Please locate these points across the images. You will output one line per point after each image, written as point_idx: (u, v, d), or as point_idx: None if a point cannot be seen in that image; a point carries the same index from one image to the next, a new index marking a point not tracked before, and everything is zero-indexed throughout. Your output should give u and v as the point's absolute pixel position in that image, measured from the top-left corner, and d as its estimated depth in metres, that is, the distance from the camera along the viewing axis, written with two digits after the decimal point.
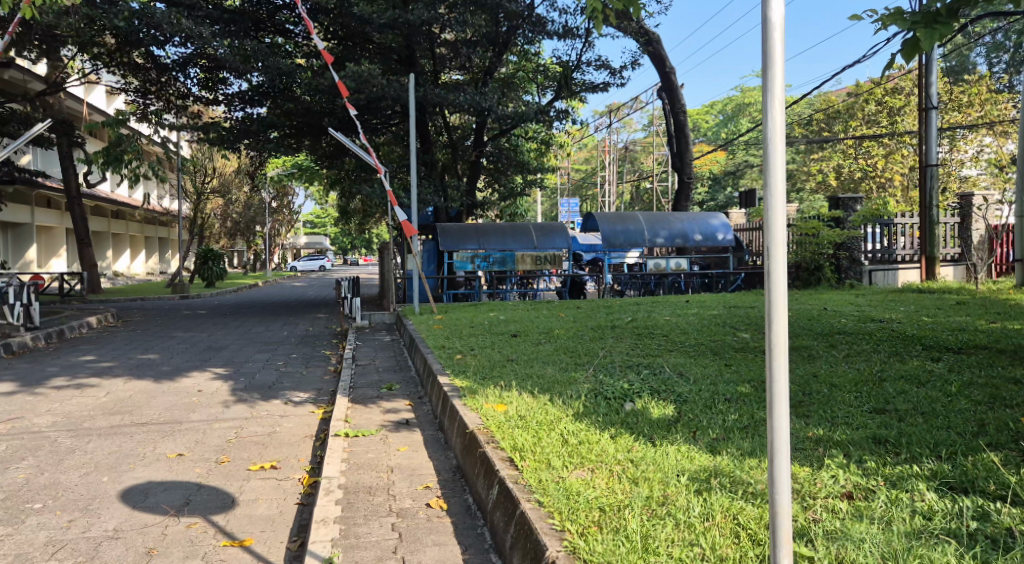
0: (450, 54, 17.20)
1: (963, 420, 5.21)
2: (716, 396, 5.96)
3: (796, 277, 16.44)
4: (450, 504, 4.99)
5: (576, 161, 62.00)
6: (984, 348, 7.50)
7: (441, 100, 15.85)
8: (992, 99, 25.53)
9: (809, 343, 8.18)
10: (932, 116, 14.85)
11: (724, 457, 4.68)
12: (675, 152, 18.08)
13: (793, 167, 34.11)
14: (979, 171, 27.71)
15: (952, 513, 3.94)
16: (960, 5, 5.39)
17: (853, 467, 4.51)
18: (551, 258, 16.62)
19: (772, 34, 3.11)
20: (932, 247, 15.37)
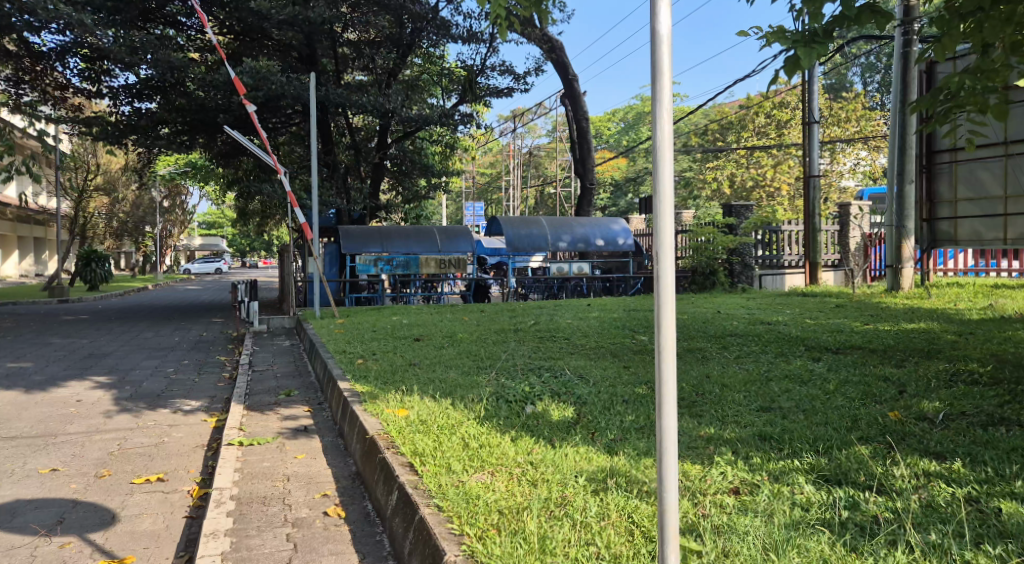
0: (353, 55, 17.04)
1: (840, 416, 5.54)
2: (614, 397, 6.15)
3: (693, 281, 16.93)
4: (349, 512, 5.00)
5: (480, 165, 62.43)
6: (860, 348, 7.96)
7: (343, 100, 15.73)
8: (867, 116, 27.22)
9: (703, 345, 8.51)
10: (814, 129, 15.58)
11: (620, 458, 4.84)
12: (577, 158, 18.41)
13: (688, 175, 35.36)
14: (858, 181, 29.47)
15: (827, 504, 4.20)
16: (834, 27, 5.70)
17: (741, 464, 4.74)
18: (456, 262, 16.67)
19: (660, 47, 3.26)
20: (815, 253, 16.12)
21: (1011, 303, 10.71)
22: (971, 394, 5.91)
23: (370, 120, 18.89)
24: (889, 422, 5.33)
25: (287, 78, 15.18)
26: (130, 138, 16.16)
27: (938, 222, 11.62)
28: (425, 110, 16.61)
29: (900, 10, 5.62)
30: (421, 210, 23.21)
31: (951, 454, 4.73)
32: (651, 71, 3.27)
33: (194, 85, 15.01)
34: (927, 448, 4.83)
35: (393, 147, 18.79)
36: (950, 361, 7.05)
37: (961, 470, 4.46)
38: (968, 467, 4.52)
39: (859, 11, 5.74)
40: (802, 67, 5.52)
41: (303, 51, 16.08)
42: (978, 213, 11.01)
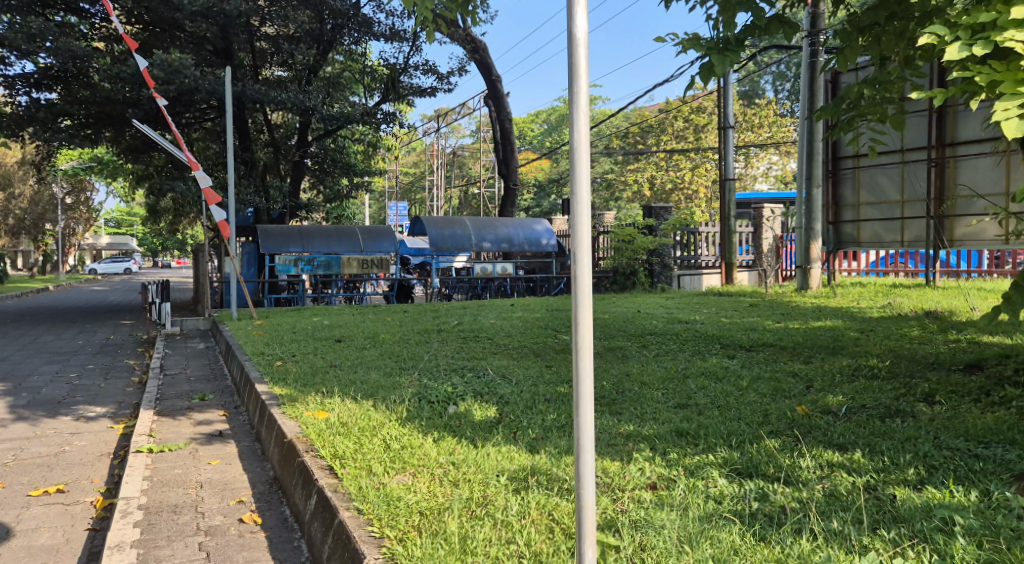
0: (271, 50, 16.74)
1: (751, 411, 5.71)
2: (536, 396, 6.21)
3: (614, 281, 17.19)
4: (266, 518, 4.93)
5: (403, 165, 62.10)
6: (771, 345, 8.22)
7: (261, 96, 15.46)
8: (778, 122, 28.31)
9: (623, 344, 8.63)
10: (728, 134, 15.99)
11: (542, 456, 4.89)
12: (500, 158, 18.41)
13: (609, 177, 36.00)
14: (769, 185, 30.55)
15: (740, 496, 4.33)
16: (745, 36, 5.85)
17: (658, 459, 4.84)
18: (379, 262, 16.55)
19: (576, 47, 3.25)
20: (731, 254, 16.53)
21: (910, 301, 11.18)
22: (871, 388, 6.19)
23: (290, 118, 18.59)
24: (797, 416, 5.53)
25: (200, 72, 14.82)
26: (30, 130, 15.51)
27: (843, 226, 12.28)
28: (346, 109, 16.45)
29: (805, 22, 5.85)
30: (342, 209, 22.93)
31: (852, 445, 4.94)
32: (568, 71, 3.26)
33: (99, 76, 14.51)
34: (831, 440, 5.02)
35: (313, 145, 18.51)
36: (854, 357, 7.36)
37: (862, 460, 4.65)
38: (868, 457, 4.72)
39: (768, 21, 5.93)
40: (716, 73, 5.63)
41: (218, 45, 15.73)
42: (879, 217, 11.73)
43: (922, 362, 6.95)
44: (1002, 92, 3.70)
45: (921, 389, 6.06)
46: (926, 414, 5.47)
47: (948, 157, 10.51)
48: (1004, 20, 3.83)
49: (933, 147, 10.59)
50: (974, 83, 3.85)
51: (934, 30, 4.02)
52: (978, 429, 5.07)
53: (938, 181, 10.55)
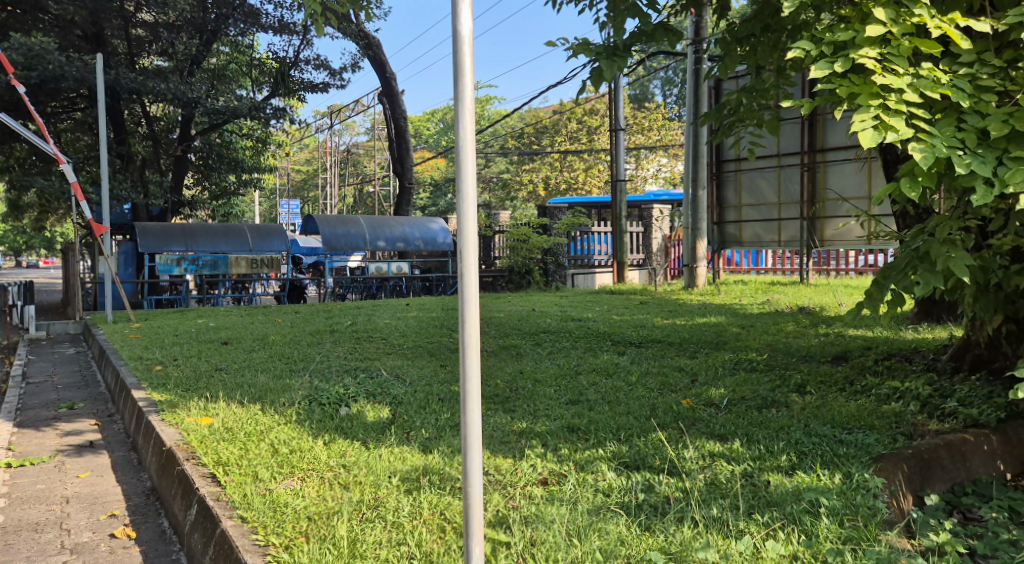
0: (149, 37, 16.10)
1: (639, 405, 5.87)
2: (430, 396, 6.20)
3: (509, 280, 17.26)
4: (141, 532, 4.77)
5: (295, 162, 60.84)
6: (660, 341, 8.46)
7: (138, 86, 14.86)
8: (667, 126, 29.30)
9: (517, 343, 8.69)
10: (619, 136, 16.34)
11: (434, 456, 4.88)
12: (394, 156, 18.24)
13: (505, 177, 36.30)
14: (659, 186, 31.47)
15: (626, 488, 4.45)
16: (631, 41, 5.95)
17: (550, 455, 4.91)
18: (268, 262, 16.16)
19: (460, 45, 3.07)
20: (621, 253, 16.91)
21: (786, 298, 11.69)
22: (751, 380, 6.46)
23: (172, 111, 18.03)
24: (682, 410, 5.72)
25: (67, 58, 14.15)
26: None
27: (727, 226, 14.07)
28: (233, 102, 16.22)
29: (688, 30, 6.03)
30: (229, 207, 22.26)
31: (733, 435, 5.15)
32: (452, 74, 3.08)
33: None
34: (713, 432, 5.22)
35: (197, 139, 17.85)
36: (734, 351, 7.65)
37: (740, 449, 4.85)
38: (746, 446, 4.93)
39: (654, 28, 6.09)
40: (606, 78, 5.63)
41: (88, 30, 14.97)
42: (758, 218, 13.63)
43: (795, 355, 7.31)
44: (860, 103, 3.91)
45: (794, 380, 6.36)
46: (798, 403, 5.75)
47: (818, 163, 12.69)
48: (862, 38, 4.05)
49: (806, 153, 12.73)
50: (837, 93, 4.05)
51: (802, 45, 4.19)
52: (844, 415, 5.37)
53: (812, 183, 12.70)
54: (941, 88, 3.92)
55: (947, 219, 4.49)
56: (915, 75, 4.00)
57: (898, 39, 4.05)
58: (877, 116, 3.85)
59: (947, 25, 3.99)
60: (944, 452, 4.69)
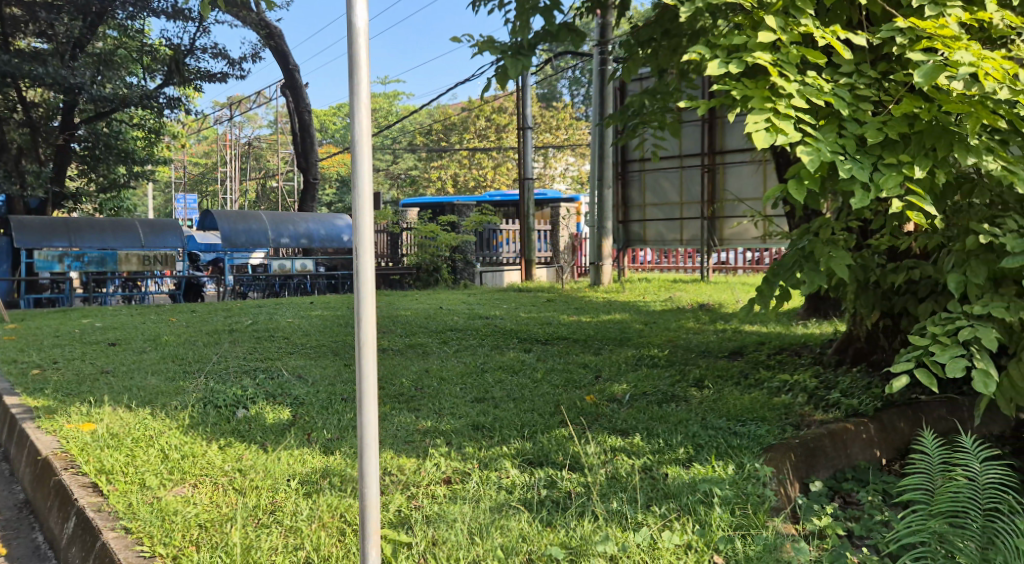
0: (27, 19, 15.29)
1: (544, 402, 5.93)
2: (332, 396, 6.12)
3: (416, 278, 17.16)
4: (14, 548, 4.53)
5: (194, 155, 59.07)
6: (564, 338, 8.56)
7: (14, 71, 14.50)
8: (574, 125, 29.73)
9: (424, 340, 8.65)
10: (527, 134, 16.36)
11: (335, 457, 4.82)
12: (298, 151, 17.88)
13: (413, 173, 36.17)
14: (567, 185, 31.88)
15: (529, 485, 4.48)
16: (536, 41, 5.95)
17: (454, 454, 4.90)
18: (163, 259, 15.66)
19: (357, 40, 2.88)
20: (530, 251, 16.99)
21: (687, 295, 12.00)
22: (651, 375, 6.61)
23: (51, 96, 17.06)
24: (586, 405, 5.79)
25: None
26: None
27: (632, 225, 14.47)
28: (120, 91, 15.90)
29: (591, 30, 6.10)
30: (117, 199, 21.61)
31: (633, 430, 5.25)
32: (347, 63, 2.87)
33: None
34: (614, 427, 5.31)
35: (81, 128, 17.17)
36: (637, 347, 7.80)
37: (640, 443, 4.96)
38: (646, 440, 5.04)
39: (558, 28, 6.14)
40: (510, 77, 5.60)
41: None
42: (662, 217, 14.09)
43: (695, 350, 7.51)
44: (752, 106, 4.02)
45: (693, 374, 6.54)
46: (696, 398, 5.91)
47: (717, 164, 13.21)
48: (754, 43, 4.18)
49: (706, 156, 13.22)
50: (730, 97, 4.18)
51: (697, 49, 4.30)
52: (738, 408, 5.54)
53: (712, 184, 13.21)
54: (824, 95, 4.09)
55: (830, 221, 4.70)
56: (801, 83, 4.15)
57: (787, 46, 4.21)
58: (769, 119, 3.96)
59: (832, 36, 4.17)
60: (827, 440, 4.89)
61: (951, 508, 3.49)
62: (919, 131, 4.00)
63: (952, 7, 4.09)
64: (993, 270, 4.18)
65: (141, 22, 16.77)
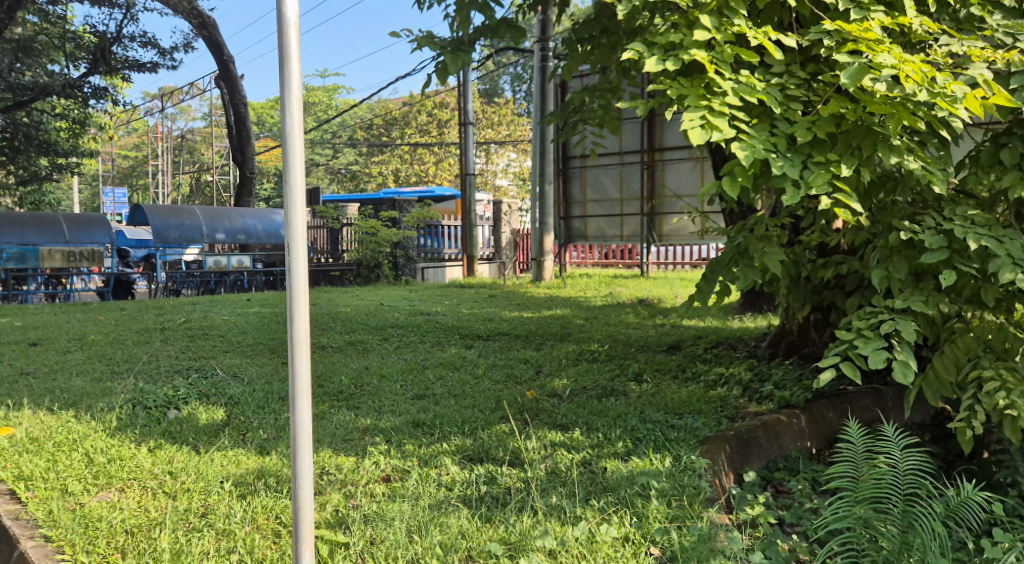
0: None
1: (485, 398, 5.93)
2: (269, 396, 6.02)
3: (357, 273, 17.00)
4: None
5: (124, 148, 57.57)
6: (506, 334, 8.57)
7: None
8: (516, 121, 29.77)
9: (365, 337, 8.58)
10: (468, 130, 16.31)
11: (271, 458, 4.74)
12: (234, 145, 17.07)
13: (354, 168, 35.82)
14: (510, 181, 31.91)
15: (469, 481, 4.46)
16: (476, 37, 5.92)
17: (393, 452, 4.86)
18: (89, 255, 15.18)
19: (287, 34, 2.83)
20: (472, 247, 16.97)
21: (627, 290, 12.13)
22: (591, 370, 6.67)
23: None
24: (527, 401, 5.81)
25: None
26: None
27: (573, 220, 14.58)
28: (42, 79, 15.42)
29: (530, 26, 6.11)
30: (41, 193, 20.92)
31: (573, 424, 5.28)
32: (278, 55, 2.84)
33: None
34: (555, 421, 5.34)
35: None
36: (578, 342, 7.86)
37: (579, 438, 4.99)
38: (585, 435, 5.07)
39: (498, 24, 6.13)
40: (450, 73, 5.56)
41: None
42: (603, 213, 14.24)
43: (634, 344, 7.60)
44: (687, 104, 4.06)
45: (632, 368, 6.62)
46: (635, 391, 5.98)
47: (657, 161, 13.36)
48: (689, 41, 4.22)
49: (645, 152, 13.37)
50: (665, 95, 4.22)
51: (635, 46, 4.33)
52: (675, 402, 5.61)
53: (651, 181, 13.39)
54: (757, 93, 4.16)
55: (763, 217, 4.79)
56: (735, 82, 4.22)
57: (721, 45, 4.26)
58: (704, 117, 4.00)
59: (764, 35, 4.23)
60: (760, 431, 5.00)
61: (874, 495, 3.60)
62: (845, 130, 4.09)
63: (875, 11, 4.19)
64: (914, 265, 4.31)
65: (64, 8, 16.12)
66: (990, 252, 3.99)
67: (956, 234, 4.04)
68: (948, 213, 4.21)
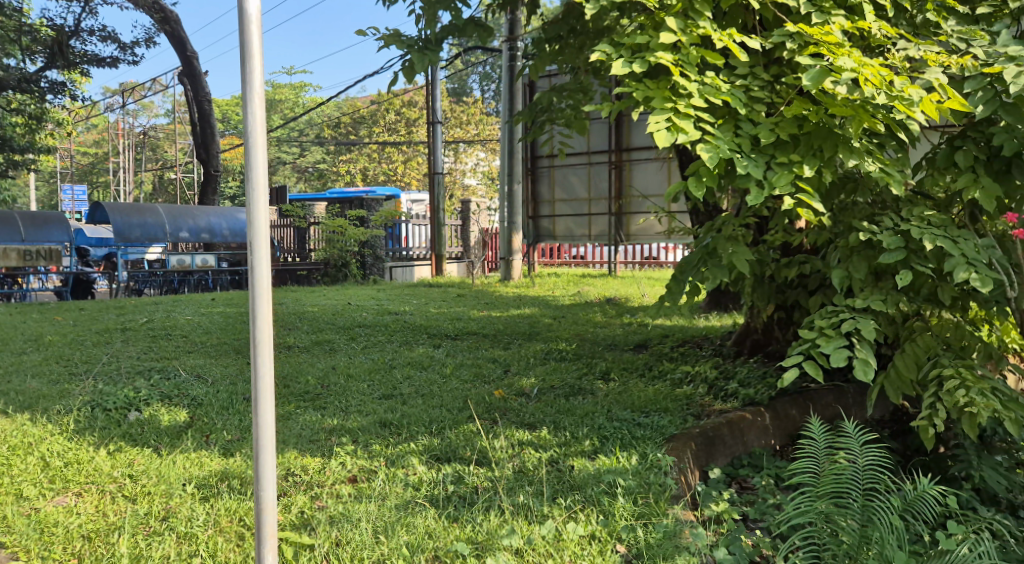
0: None
1: (452, 397, 5.93)
2: (233, 396, 5.96)
3: (324, 273, 16.89)
4: None
5: (85, 145, 56.63)
6: (475, 333, 8.57)
7: None
8: (484, 120, 29.76)
9: (331, 337, 8.53)
10: (437, 128, 16.26)
11: (234, 459, 4.70)
12: (197, 142, 16.61)
13: (321, 167, 35.59)
14: (478, 180, 31.90)
15: (436, 481, 4.44)
16: (443, 35, 5.90)
17: (360, 452, 4.84)
18: (47, 254, 14.86)
19: (249, 32, 2.82)
20: (440, 246, 16.93)
21: (595, 290, 12.18)
22: (559, 369, 6.69)
23: None
24: (494, 400, 5.81)
25: None
26: None
27: (541, 220, 14.61)
28: None
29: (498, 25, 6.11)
30: None
31: (541, 423, 5.29)
32: (240, 53, 2.82)
33: None
34: (522, 420, 5.35)
35: None
36: (546, 341, 7.87)
37: (547, 436, 5.00)
38: (553, 433, 5.08)
39: (465, 23, 6.11)
40: (416, 72, 5.54)
41: None
42: (571, 213, 14.28)
43: (602, 343, 7.63)
44: (654, 106, 4.08)
45: (600, 367, 6.65)
46: (602, 390, 6.00)
47: (624, 162, 13.43)
48: (656, 43, 4.24)
49: (613, 153, 13.44)
50: (632, 97, 4.24)
51: (602, 47, 4.34)
52: (642, 400, 5.65)
53: (619, 181, 13.46)
54: (721, 95, 4.19)
55: (729, 217, 4.84)
56: (700, 84, 4.25)
57: (686, 47, 4.27)
58: (670, 119, 4.02)
59: (729, 38, 4.26)
60: (725, 428, 5.04)
61: (836, 489, 3.65)
62: (807, 132, 4.15)
63: (836, 15, 4.25)
64: (874, 265, 4.38)
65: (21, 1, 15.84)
66: (947, 253, 4.06)
67: (913, 235, 4.11)
68: (906, 214, 4.29)
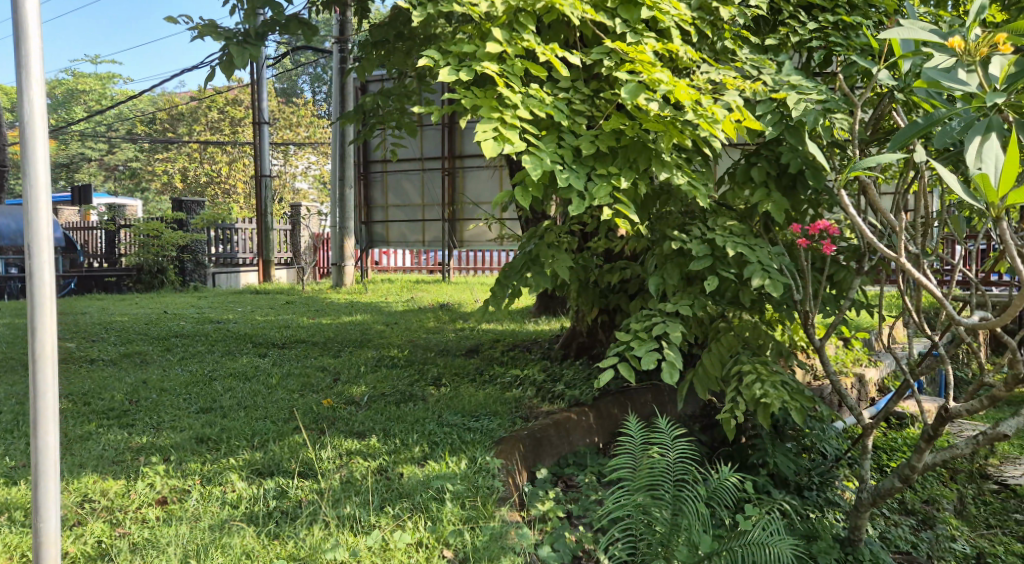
0: None
1: (277, 408, 5.76)
2: (19, 418, 5.50)
3: (138, 280, 15.91)
4: None
5: None
6: (302, 342, 8.35)
7: None
8: (315, 122, 29.15)
9: (144, 348, 8.06)
10: (263, 130, 15.68)
11: (18, 488, 4.34)
12: None
13: (136, 164, 33.54)
14: (309, 182, 31.20)
15: (256, 496, 4.29)
16: (264, 30, 5.70)
17: (172, 471, 4.60)
18: None
19: (25, 30, 2.92)
20: (267, 251, 16.35)
21: (428, 295, 12.18)
22: (389, 376, 6.64)
23: None
24: (322, 409, 5.69)
25: None
26: None
27: (374, 225, 14.50)
28: None
29: (322, 25, 5.98)
30: None
31: (369, 432, 5.23)
32: (13, 43, 2.91)
33: None
34: (351, 430, 5.26)
35: None
36: (376, 348, 7.79)
37: (376, 444, 4.95)
38: (382, 442, 5.03)
39: (287, 19, 5.93)
40: (236, 67, 5.33)
41: None
42: (403, 218, 14.25)
43: (433, 349, 7.63)
44: (481, 115, 4.12)
45: (430, 373, 6.65)
46: (432, 396, 6.00)
47: (456, 168, 13.52)
48: (482, 52, 4.28)
49: (446, 159, 13.50)
50: (460, 105, 4.26)
51: (429, 54, 4.35)
52: (472, 404, 5.70)
53: (452, 187, 13.54)
54: (545, 107, 4.29)
55: (552, 225, 4.98)
56: (524, 95, 4.33)
57: (512, 58, 4.32)
58: (496, 128, 4.08)
59: (551, 52, 4.36)
60: (552, 429, 5.17)
61: (650, 482, 3.85)
62: (623, 145, 4.35)
63: (647, 36, 4.47)
64: (683, 271, 4.63)
65: None
66: (745, 259, 4.37)
67: (717, 243, 4.38)
68: (711, 224, 4.56)
